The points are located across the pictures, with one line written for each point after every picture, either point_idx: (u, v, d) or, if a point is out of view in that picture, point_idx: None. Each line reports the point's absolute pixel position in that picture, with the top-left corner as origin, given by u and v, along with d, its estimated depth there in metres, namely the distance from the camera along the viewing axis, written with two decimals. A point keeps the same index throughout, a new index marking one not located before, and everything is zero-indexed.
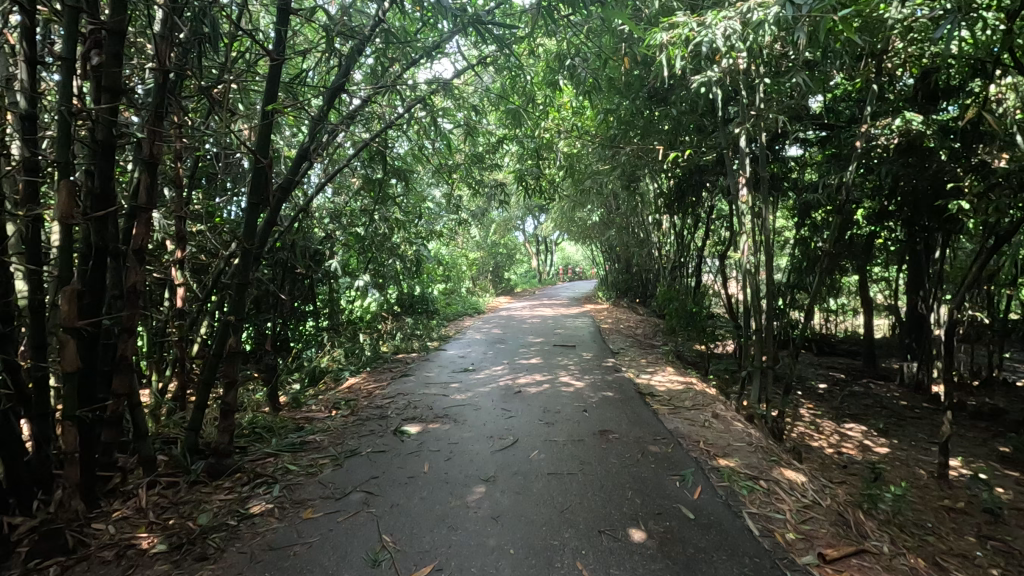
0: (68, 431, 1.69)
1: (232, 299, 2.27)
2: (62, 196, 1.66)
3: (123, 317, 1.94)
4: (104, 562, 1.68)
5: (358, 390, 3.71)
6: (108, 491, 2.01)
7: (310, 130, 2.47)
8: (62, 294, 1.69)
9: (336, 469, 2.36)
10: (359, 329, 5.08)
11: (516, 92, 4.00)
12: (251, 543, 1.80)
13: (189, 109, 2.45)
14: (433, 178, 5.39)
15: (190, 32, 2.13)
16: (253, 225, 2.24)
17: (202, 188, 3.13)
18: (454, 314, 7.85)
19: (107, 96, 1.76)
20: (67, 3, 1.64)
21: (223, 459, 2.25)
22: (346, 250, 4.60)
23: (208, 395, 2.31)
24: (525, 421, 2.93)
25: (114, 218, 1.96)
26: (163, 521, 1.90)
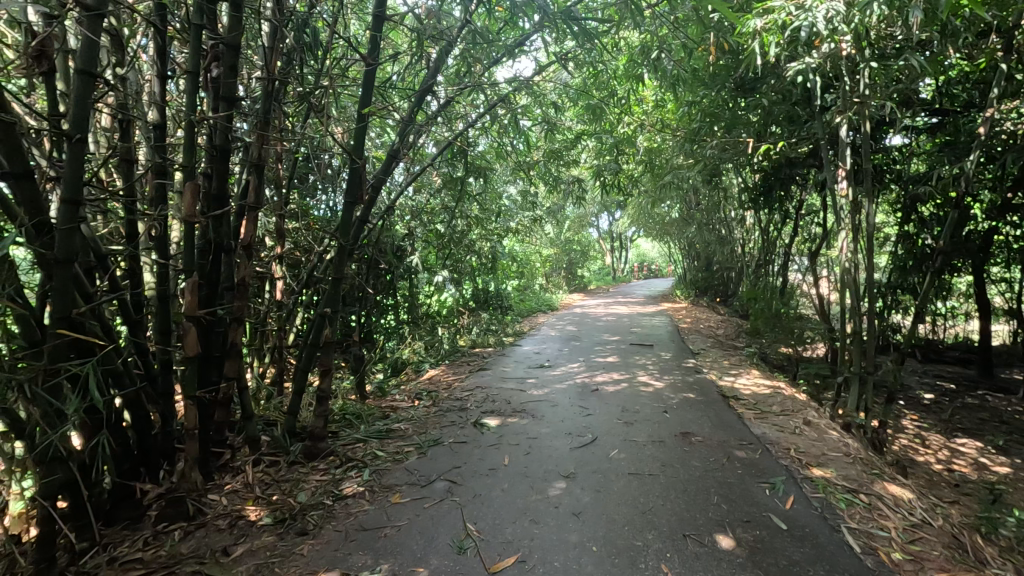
0: (189, 410, 1.86)
1: (328, 292, 2.41)
2: (187, 197, 1.83)
3: (235, 307, 2.11)
4: (219, 530, 1.85)
5: (438, 382, 3.83)
6: (220, 466, 2.20)
7: (400, 131, 2.56)
8: (184, 286, 1.86)
9: (421, 458, 2.45)
10: (437, 323, 5.24)
11: (597, 87, 3.96)
12: (345, 522, 1.91)
13: (290, 115, 2.62)
14: (510, 176, 5.45)
15: (293, 42, 2.28)
16: (348, 222, 2.37)
17: (299, 188, 3.35)
18: (528, 310, 7.90)
19: (224, 104, 1.93)
20: (193, 22, 1.80)
21: (318, 442, 2.40)
22: (426, 247, 4.76)
23: (305, 381, 2.47)
24: (604, 420, 2.90)
25: (227, 217, 2.14)
26: (268, 496, 2.05)
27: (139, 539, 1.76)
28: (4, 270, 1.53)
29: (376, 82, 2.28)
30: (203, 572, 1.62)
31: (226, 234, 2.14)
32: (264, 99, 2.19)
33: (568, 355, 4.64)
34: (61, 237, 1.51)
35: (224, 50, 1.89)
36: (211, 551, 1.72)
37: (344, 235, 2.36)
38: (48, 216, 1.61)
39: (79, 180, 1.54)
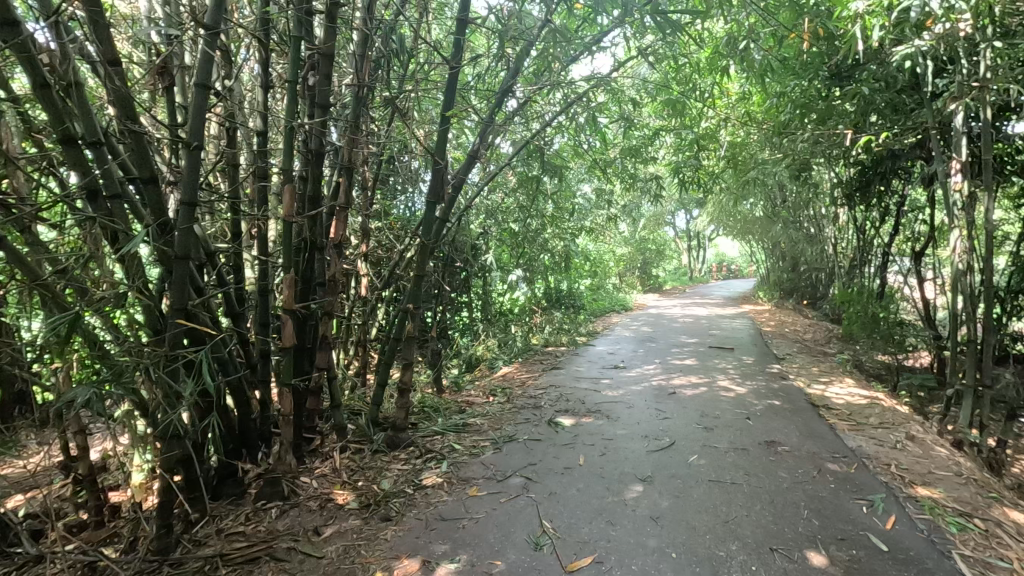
0: (285, 397, 2.00)
1: (410, 288, 2.50)
2: (286, 198, 1.96)
3: (326, 302, 2.24)
4: (311, 510, 1.97)
5: (512, 379, 3.87)
6: (311, 451, 2.34)
7: (480, 132, 2.61)
8: (283, 281, 2.00)
9: (497, 453, 2.49)
10: (510, 321, 5.29)
11: (677, 81, 3.84)
12: (425, 511, 1.97)
13: (377, 119, 2.74)
14: (585, 174, 5.40)
15: (382, 48, 2.38)
16: (430, 221, 2.44)
17: (382, 189, 3.50)
18: (601, 310, 7.80)
19: (319, 111, 2.05)
20: (294, 34, 1.93)
21: (399, 432, 2.50)
22: (501, 245, 4.82)
23: (388, 374, 2.58)
24: (682, 424, 2.81)
25: (320, 217, 2.27)
26: (354, 482, 2.16)
27: (242, 514, 1.91)
28: (134, 264, 1.71)
29: (459, 85, 2.34)
30: (298, 549, 1.74)
31: (319, 234, 2.28)
32: (354, 105, 2.31)
33: (643, 356, 4.54)
34: (181, 235, 1.67)
35: (320, 59, 2.01)
36: (304, 530, 1.84)
37: (427, 234, 2.44)
38: (169, 217, 1.79)
39: (196, 185, 1.69)
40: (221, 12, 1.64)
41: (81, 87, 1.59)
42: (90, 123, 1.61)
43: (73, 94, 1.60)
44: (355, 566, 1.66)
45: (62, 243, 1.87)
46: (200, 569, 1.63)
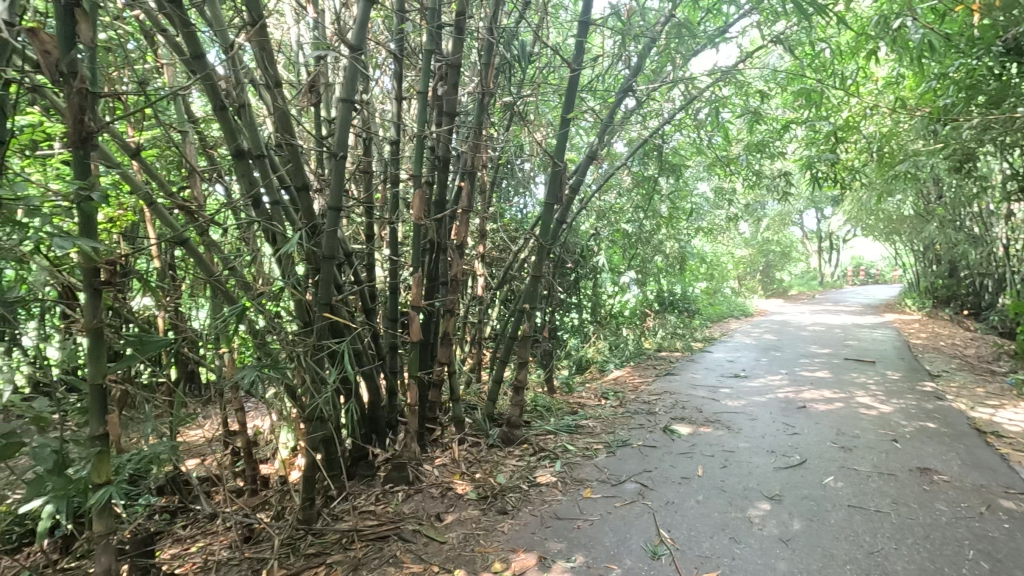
0: (412, 389, 2.14)
1: (527, 289, 2.55)
2: (417, 202, 2.09)
3: (448, 301, 2.36)
4: (433, 496, 2.08)
5: (624, 383, 3.79)
6: (432, 440, 2.47)
7: (600, 133, 2.59)
8: (411, 280, 2.14)
9: (610, 457, 2.45)
10: (621, 324, 5.19)
11: (812, 69, 3.54)
12: (540, 508, 2.01)
13: (496, 123, 2.82)
14: (704, 173, 5.15)
15: (504, 55, 2.45)
16: (548, 223, 2.47)
17: (499, 192, 3.60)
18: (718, 316, 7.39)
19: (446, 119, 2.16)
20: (425, 48, 2.05)
21: (514, 429, 2.56)
22: (613, 246, 4.74)
23: (504, 371, 2.65)
24: (814, 441, 2.59)
25: (445, 220, 2.39)
26: (471, 473, 2.25)
27: (372, 494, 2.07)
28: (288, 263, 1.93)
29: (579, 86, 2.34)
30: (422, 532, 1.85)
31: (443, 235, 2.39)
32: (477, 111, 2.40)
33: (767, 367, 4.23)
34: (328, 237, 1.84)
35: (449, 69, 2.12)
36: (427, 515, 1.95)
37: (545, 236, 2.47)
38: (317, 221, 1.98)
39: (340, 190, 1.85)
40: (364, 31, 1.79)
41: (249, 108, 1.82)
42: (256, 138, 1.84)
43: (242, 114, 1.83)
44: (474, 555, 1.73)
45: (229, 244, 2.15)
46: (338, 541, 1.79)
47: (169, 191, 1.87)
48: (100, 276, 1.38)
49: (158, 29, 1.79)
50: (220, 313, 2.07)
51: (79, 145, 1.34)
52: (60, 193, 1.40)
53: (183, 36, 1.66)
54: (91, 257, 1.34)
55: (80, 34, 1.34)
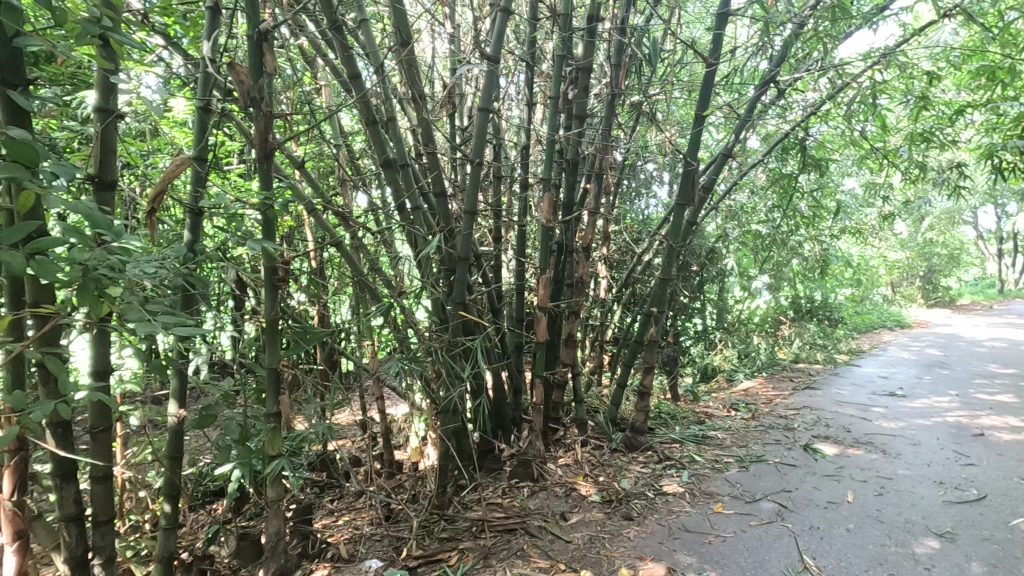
0: (537, 388, 2.19)
1: (654, 292, 2.48)
2: (546, 205, 2.14)
3: (574, 302, 2.38)
4: (557, 495, 2.11)
5: (756, 394, 3.54)
6: (555, 440, 2.50)
7: (737, 128, 2.45)
8: (538, 281, 2.18)
9: (743, 472, 2.31)
10: (751, 331, 4.85)
11: (997, 42, 3.04)
12: (667, 518, 1.95)
13: (624, 123, 2.78)
14: (852, 167, 4.65)
15: (634, 54, 2.41)
16: (679, 224, 2.38)
17: (623, 193, 3.55)
18: (866, 326, 6.62)
19: (576, 122, 2.18)
20: (557, 53, 2.08)
21: (638, 434, 2.50)
22: (743, 248, 4.46)
23: (628, 375, 2.61)
24: (997, 475, 2.22)
25: (572, 222, 2.41)
26: (595, 476, 2.25)
27: (499, 488, 2.14)
28: (427, 263, 2.06)
29: (715, 82, 2.23)
30: (548, 529, 1.88)
31: (569, 237, 2.41)
32: (606, 112, 2.39)
33: (931, 386, 3.71)
34: (463, 239, 1.94)
35: (581, 72, 2.13)
36: (552, 513, 1.98)
37: (675, 237, 2.39)
38: (451, 225, 2.09)
39: (475, 195, 1.94)
40: (500, 43, 1.86)
41: (395, 121, 1.98)
42: (400, 149, 2.00)
43: (389, 127, 2.00)
44: (600, 558, 1.72)
45: (373, 245, 2.35)
46: (469, 528, 1.89)
47: (326, 198, 2.09)
48: (276, 274, 1.58)
49: (320, 54, 2.01)
50: (365, 308, 2.27)
51: (263, 160, 1.56)
52: (246, 203, 1.64)
53: (342, 59, 1.85)
54: (270, 257, 1.55)
55: (267, 64, 1.55)
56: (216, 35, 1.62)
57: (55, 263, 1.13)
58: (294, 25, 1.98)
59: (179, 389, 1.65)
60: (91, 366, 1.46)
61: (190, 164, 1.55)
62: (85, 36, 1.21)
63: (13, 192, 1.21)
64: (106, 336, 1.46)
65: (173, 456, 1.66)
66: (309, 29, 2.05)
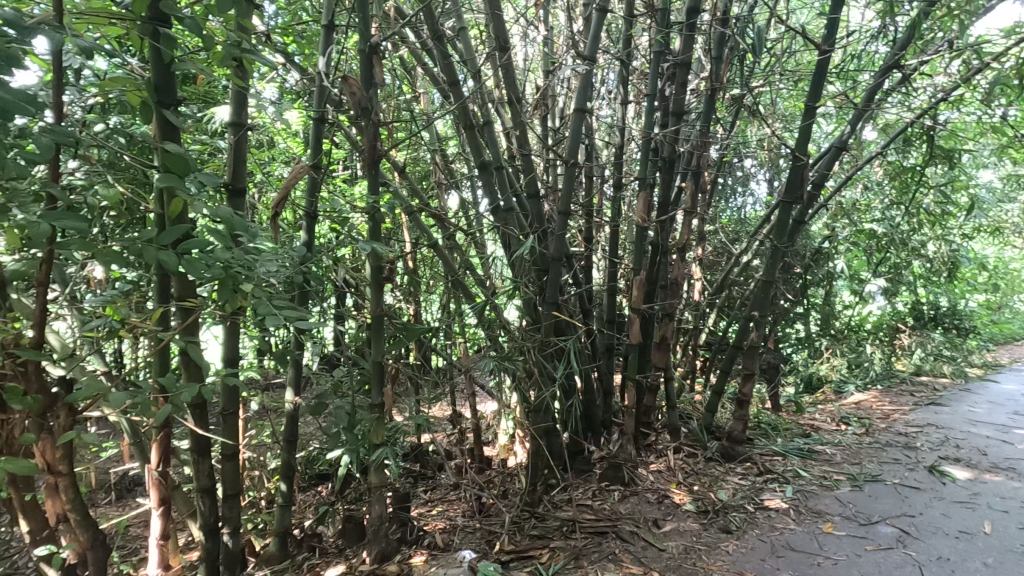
0: (630, 391, 2.15)
1: (756, 295, 2.35)
2: (641, 205, 2.10)
3: (669, 305, 2.35)
4: (650, 501, 2.05)
5: (869, 409, 3.24)
6: (646, 445, 2.43)
7: (852, 119, 2.26)
8: (633, 282, 2.15)
9: (857, 492, 2.12)
10: (862, 340, 4.45)
11: None
12: (770, 534, 1.84)
13: (722, 118, 2.65)
14: (990, 158, 4.13)
15: (736, 45, 2.29)
16: (784, 223, 2.24)
17: (720, 191, 3.39)
18: (1004, 337, 5.84)
19: (673, 119, 2.11)
20: (655, 49, 2.02)
21: (736, 445, 2.38)
22: (854, 248, 4.10)
23: (726, 381, 2.49)
24: None
25: (669, 222, 2.35)
26: (689, 484, 2.17)
27: (589, 489, 2.12)
28: (520, 264, 2.09)
29: (828, 70, 2.08)
30: (640, 535, 1.84)
31: (665, 238, 2.34)
32: (704, 108, 2.30)
33: None
34: (557, 240, 1.95)
35: (679, 67, 2.06)
36: (645, 519, 1.93)
37: (780, 237, 2.25)
38: (545, 225, 2.11)
39: (569, 195, 1.94)
40: (597, 42, 1.84)
41: (491, 125, 2.02)
42: (496, 151, 2.04)
43: (485, 131, 2.05)
44: (697, 570, 1.66)
45: (467, 246, 2.42)
46: (559, 527, 1.89)
47: (425, 201, 2.18)
48: (381, 274, 1.67)
49: (421, 63, 2.10)
50: (458, 307, 2.34)
51: (371, 167, 1.66)
52: (355, 207, 1.75)
53: (443, 67, 1.92)
54: (377, 257, 1.65)
55: (376, 75, 1.65)
56: (331, 50, 1.74)
57: (200, 260, 1.28)
58: (398, 37, 2.08)
59: (295, 378, 1.79)
60: (223, 354, 1.62)
61: (307, 171, 1.68)
62: (227, 58, 1.36)
63: (167, 198, 1.38)
64: (236, 328, 1.62)
65: (288, 440, 1.80)
66: (411, 41, 2.15)
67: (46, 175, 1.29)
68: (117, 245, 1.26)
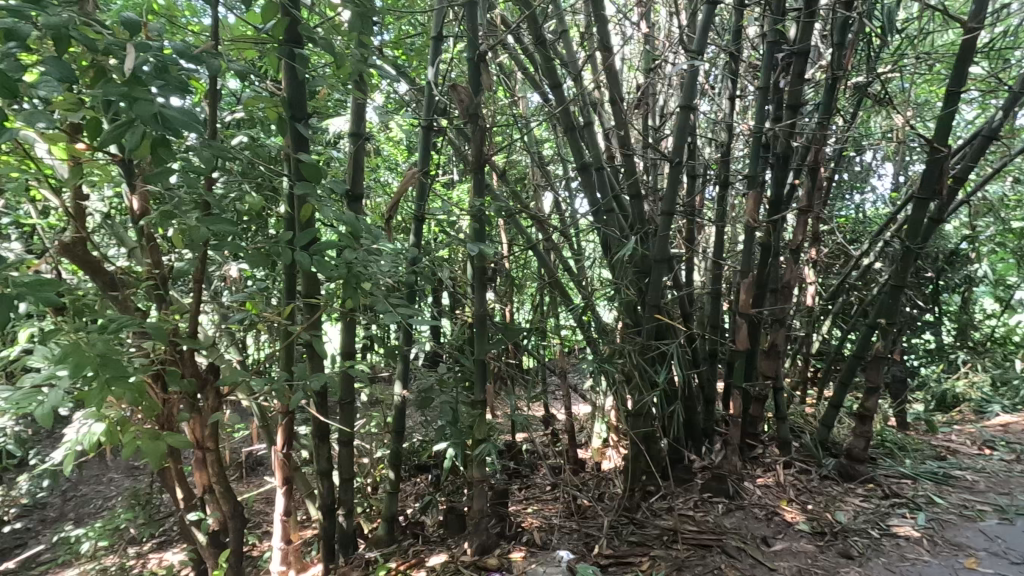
0: (736, 399, 2.05)
1: (882, 301, 2.15)
2: (750, 205, 1.99)
3: (779, 310, 2.21)
4: (758, 517, 1.94)
5: (1020, 432, 2.84)
6: (752, 457, 2.30)
7: (1006, 103, 1.99)
8: (741, 285, 2.04)
9: (1006, 526, 1.88)
10: (1010, 353, 3.90)
11: None
12: (899, 565, 1.69)
13: (843, 109, 2.45)
14: None
15: (862, 28, 2.11)
16: (919, 222, 2.02)
17: (838, 187, 3.13)
18: None
19: (788, 112, 1.99)
20: (769, 39, 1.91)
21: (856, 463, 2.19)
22: (1001, 249, 3.61)
23: (845, 394, 2.30)
24: None
25: (781, 223, 2.20)
26: (802, 503, 2.03)
27: (690, 499, 2.05)
28: (620, 266, 2.05)
29: (975, 50, 1.85)
30: (748, 552, 1.75)
31: (777, 240, 2.20)
32: (824, 99, 2.14)
33: None
34: (660, 242, 1.89)
35: (795, 57, 1.94)
36: (753, 536, 1.84)
37: (914, 237, 2.03)
38: (646, 226, 2.06)
39: (673, 197, 1.88)
40: (706, 36, 1.77)
41: (592, 126, 2.01)
42: (597, 153, 2.03)
43: (586, 132, 2.04)
44: None
45: (565, 248, 2.42)
46: (659, 536, 1.85)
47: (524, 204, 2.21)
48: (485, 275, 1.73)
49: (523, 69, 2.14)
50: (555, 307, 2.35)
51: (478, 170, 1.72)
52: (461, 210, 1.82)
53: (545, 71, 1.94)
54: (482, 259, 1.70)
55: (483, 82, 1.70)
56: (439, 61, 1.82)
57: (328, 261, 1.39)
58: (500, 44, 2.13)
59: (403, 372, 1.89)
60: (342, 348, 1.76)
61: (417, 176, 1.77)
62: (353, 74, 1.47)
63: (298, 204, 1.52)
64: (353, 323, 1.74)
65: (396, 431, 1.91)
66: (513, 47, 2.19)
67: (201, 186, 1.48)
68: (261, 246, 1.40)
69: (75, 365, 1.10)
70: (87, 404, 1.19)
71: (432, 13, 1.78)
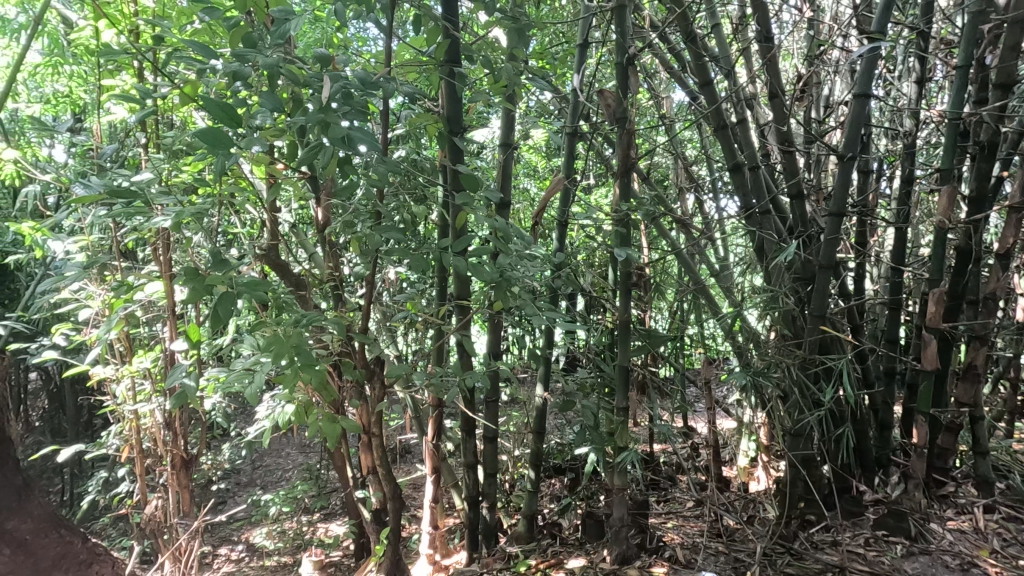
0: (920, 426, 1.78)
1: None
2: (943, 201, 1.69)
3: (980, 325, 1.87)
4: (949, 566, 1.67)
5: None
6: (940, 496, 1.98)
7: None
8: (929, 296, 1.76)
9: None
10: None
11: None
12: None
13: None
14: None
15: None
16: None
17: None
18: None
19: (998, 92, 1.68)
20: (973, 10, 1.63)
21: None
22: None
23: None
24: None
25: (985, 223, 1.86)
26: (1010, 557, 1.70)
27: (860, 536, 1.82)
28: (776, 273, 1.89)
29: None
30: None
31: (978, 243, 1.87)
32: None
33: None
34: (826, 245, 1.68)
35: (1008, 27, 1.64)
36: None
37: None
38: (809, 229, 1.88)
39: (844, 196, 1.68)
40: (889, 14, 1.55)
41: (746, 123, 1.88)
42: (752, 152, 1.90)
43: (741, 130, 1.91)
44: None
45: (712, 252, 2.29)
46: (821, 572, 1.67)
47: (669, 207, 2.14)
48: (630, 281, 1.70)
49: (671, 69, 2.07)
50: (700, 315, 2.23)
51: (625, 174, 1.70)
52: (607, 213, 1.81)
53: (695, 69, 1.86)
54: (628, 264, 1.68)
55: (632, 83, 1.68)
56: (584, 67, 1.83)
57: (480, 266, 1.46)
58: (647, 44, 2.08)
59: (545, 374, 1.93)
60: (489, 348, 1.84)
61: (563, 183, 1.80)
62: (508, 86, 1.54)
63: (453, 212, 1.63)
64: (499, 326, 1.82)
65: (537, 431, 1.95)
66: (659, 47, 2.13)
67: (372, 198, 1.65)
68: (424, 253, 1.51)
69: (276, 353, 1.30)
70: (283, 386, 1.39)
71: (579, 20, 1.80)
